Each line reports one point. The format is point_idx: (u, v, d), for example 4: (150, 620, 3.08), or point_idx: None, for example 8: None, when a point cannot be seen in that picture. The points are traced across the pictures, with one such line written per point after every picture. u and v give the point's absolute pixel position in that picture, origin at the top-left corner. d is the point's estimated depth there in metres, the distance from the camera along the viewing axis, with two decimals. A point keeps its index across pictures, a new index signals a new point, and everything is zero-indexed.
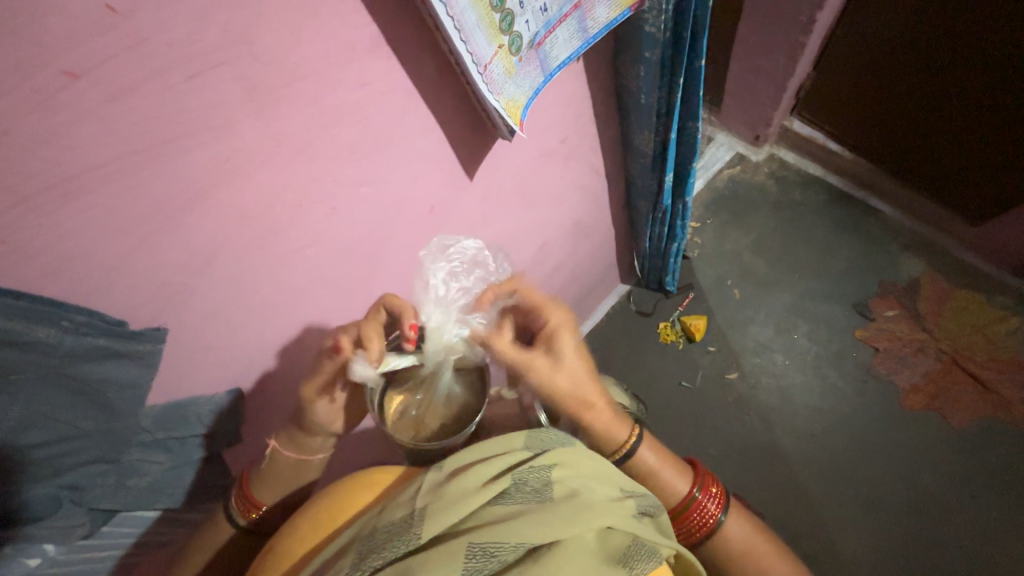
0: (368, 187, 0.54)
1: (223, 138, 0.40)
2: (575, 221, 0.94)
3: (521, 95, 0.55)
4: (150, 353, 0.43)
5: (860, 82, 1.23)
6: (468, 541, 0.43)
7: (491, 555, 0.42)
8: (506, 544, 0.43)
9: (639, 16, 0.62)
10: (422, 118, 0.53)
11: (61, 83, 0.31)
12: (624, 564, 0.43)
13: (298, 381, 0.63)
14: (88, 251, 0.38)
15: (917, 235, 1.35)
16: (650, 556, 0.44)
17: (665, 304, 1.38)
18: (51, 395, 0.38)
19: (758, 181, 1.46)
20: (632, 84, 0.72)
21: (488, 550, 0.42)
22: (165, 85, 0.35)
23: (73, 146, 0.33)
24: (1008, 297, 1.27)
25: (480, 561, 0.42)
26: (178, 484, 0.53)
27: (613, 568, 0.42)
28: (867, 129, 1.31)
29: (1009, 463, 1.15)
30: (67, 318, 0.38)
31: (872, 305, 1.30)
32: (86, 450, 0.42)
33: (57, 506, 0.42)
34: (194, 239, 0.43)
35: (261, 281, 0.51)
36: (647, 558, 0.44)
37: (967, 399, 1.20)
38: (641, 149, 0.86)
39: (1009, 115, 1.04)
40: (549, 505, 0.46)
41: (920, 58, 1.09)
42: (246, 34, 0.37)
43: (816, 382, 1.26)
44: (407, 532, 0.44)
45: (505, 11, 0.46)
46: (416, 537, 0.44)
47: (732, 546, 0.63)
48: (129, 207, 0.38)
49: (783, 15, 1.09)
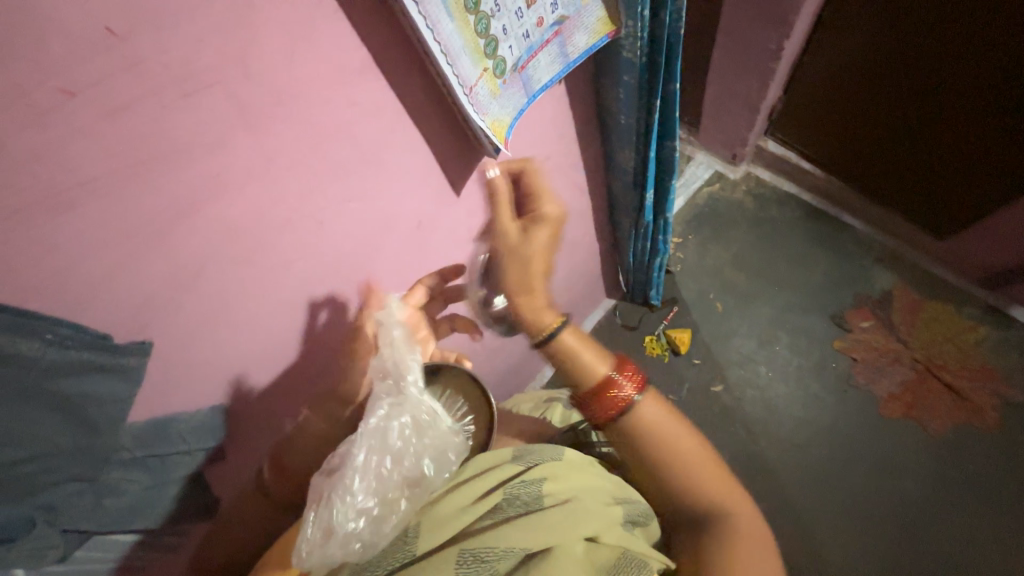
0: (356, 203, 0.55)
1: (214, 154, 0.41)
2: (560, 236, 0.97)
3: (506, 115, 0.57)
4: (134, 367, 0.43)
5: (827, 106, 1.30)
6: (457, 549, 0.47)
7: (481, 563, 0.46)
8: (496, 549, 0.46)
9: (616, 43, 0.65)
10: (410, 136, 0.54)
11: (56, 101, 0.32)
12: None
13: (283, 397, 0.63)
14: (76, 266, 0.38)
15: (887, 249, 1.41)
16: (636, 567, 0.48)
17: (650, 318, 1.40)
18: (28, 409, 0.37)
19: (736, 199, 1.52)
20: (612, 105, 0.76)
21: (478, 555, 0.46)
22: (159, 104, 0.36)
23: (66, 162, 0.34)
24: (976, 307, 1.33)
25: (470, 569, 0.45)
26: (158, 504, 0.51)
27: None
28: (836, 149, 1.37)
29: (985, 469, 1.18)
30: (50, 331, 0.37)
31: (848, 316, 1.35)
32: (62, 467, 0.41)
33: (30, 527, 0.40)
34: (182, 253, 0.43)
35: (249, 296, 0.51)
36: (634, 567, 0.48)
37: (942, 407, 1.23)
38: (622, 167, 0.89)
39: (970, 133, 1.10)
40: (540, 514, 0.49)
41: (883, 83, 1.16)
42: (240, 56, 0.38)
43: (798, 392, 1.29)
44: (404, 546, 0.49)
45: (490, 36, 0.49)
46: (410, 553, 0.48)
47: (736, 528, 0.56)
48: (120, 221, 0.38)
49: (753, 41, 1.16)
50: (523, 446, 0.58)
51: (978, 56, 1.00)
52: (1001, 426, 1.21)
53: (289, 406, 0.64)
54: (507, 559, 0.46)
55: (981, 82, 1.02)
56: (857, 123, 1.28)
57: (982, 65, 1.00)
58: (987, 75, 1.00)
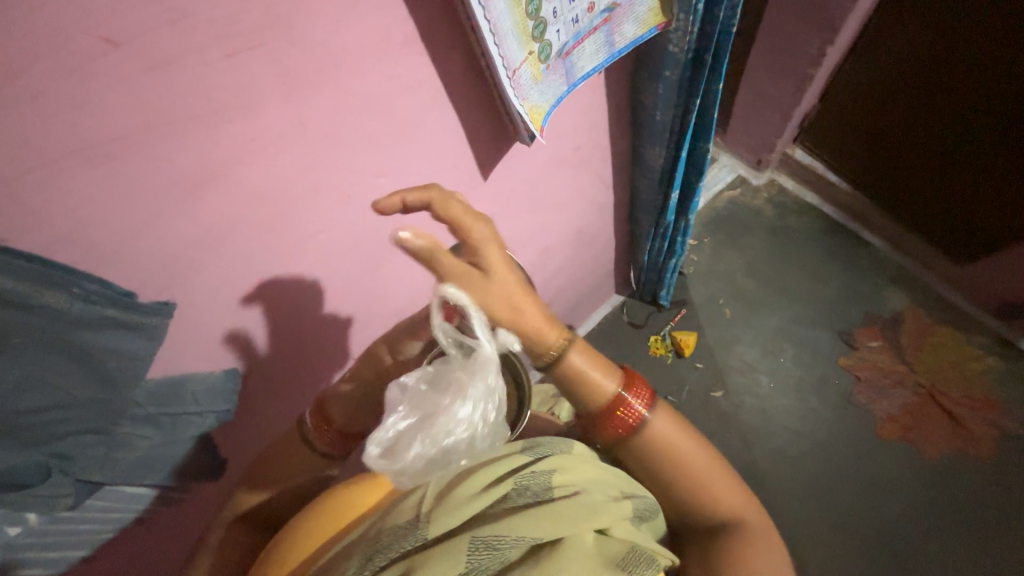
0: (384, 180, 0.54)
1: (250, 119, 0.40)
2: (578, 228, 0.95)
3: (544, 102, 0.55)
4: (155, 326, 0.43)
5: (862, 121, 1.27)
6: (469, 535, 0.44)
7: (494, 549, 0.43)
8: (507, 537, 0.44)
9: (663, 36, 0.63)
10: (444, 115, 0.53)
11: (97, 51, 0.31)
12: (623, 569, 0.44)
13: (292, 366, 0.63)
14: (105, 219, 0.37)
15: (903, 270, 1.39)
16: (646, 562, 0.46)
17: (656, 317, 1.40)
18: (50, 359, 0.37)
19: (756, 205, 1.49)
20: (649, 100, 0.74)
21: (490, 542, 0.43)
22: (200, 62, 0.35)
23: (103, 114, 0.33)
24: (986, 337, 1.31)
25: (483, 556, 0.43)
26: (166, 460, 0.52)
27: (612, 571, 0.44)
28: (866, 164, 1.34)
29: (973, 498, 1.19)
30: (78, 285, 0.37)
31: (856, 334, 1.34)
32: (78, 419, 0.41)
33: (45, 474, 0.41)
34: (209, 216, 0.43)
35: (268, 263, 0.51)
36: (644, 565, 0.45)
37: (939, 433, 1.23)
38: (649, 165, 0.88)
39: (1013, 159, 1.05)
40: (553, 507, 0.47)
41: (926, 99, 1.11)
42: (285, 18, 0.37)
43: (797, 405, 1.29)
44: (412, 532, 0.44)
45: (539, 19, 0.47)
46: (423, 537, 0.44)
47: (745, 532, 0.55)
48: (152, 178, 0.38)
49: (795, 44, 1.12)
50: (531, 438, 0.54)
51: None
52: (995, 457, 1.21)
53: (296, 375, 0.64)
54: (519, 546, 0.44)
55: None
56: (894, 140, 1.24)
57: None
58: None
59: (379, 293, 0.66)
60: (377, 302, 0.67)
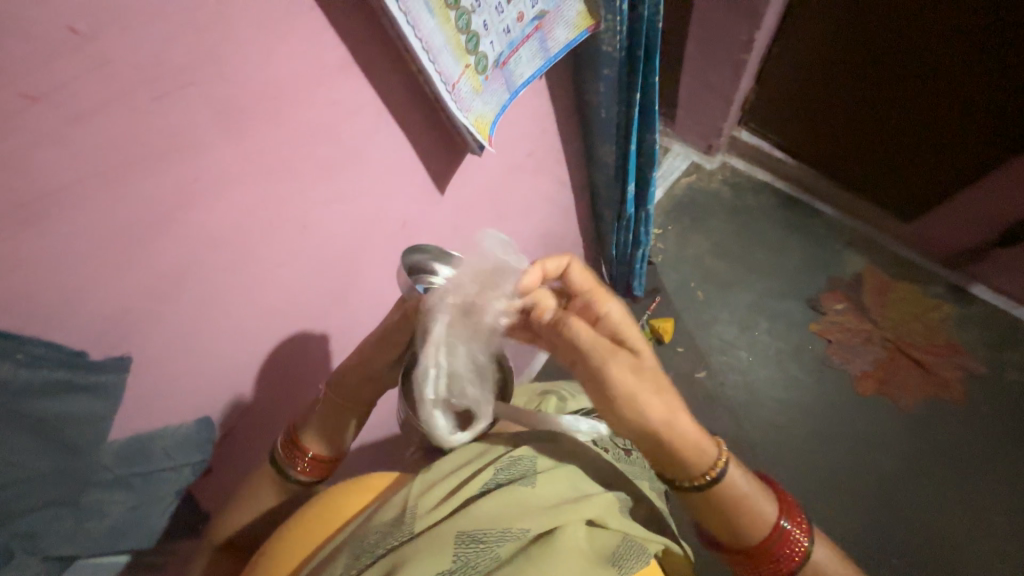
0: (340, 205, 0.54)
1: (191, 159, 0.39)
2: (544, 231, 0.97)
3: (488, 111, 0.56)
4: (113, 384, 0.41)
5: (797, 98, 1.34)
6: (455, 529, 0.44)
7: (481, 543, 0.43)
8: (495, 530, 0.44)
9: (596, 36, 0.65)
10: (392, 135, 0.53)
11: (19, 107, 0.30)
12: (613, 565, 0.44)
13: (268, 406, 0.61)
14: (46, 279, 0.36)
15: (856, 233, 1.46)
16: (635, 555, 0.46)
17: (634, 309, 1.42)
18: (5, 433, 0.35)
19: (713, 188, 1.55)
20: (593, 99, 0.76)
21: (477, 536, 0.43)
22: (131, 108, 0.34)
23: (32, 171, 0.32)
24: (941, 286, 1.39)
25: (470, 551, 0.43)
26: (148, 524, 0.48)
27: (603, 568, 0.44)
28: (809, 138, 1.41)
29: (952, 439, 1.25)
30: (22, 350, 0.35)
31: (823, 300, 1.39)
32: (39, 492, 0.38)
33: (8, 556, 0.38)
34: (162, 262, 0.42)
35: (230, 304, 0.50)
36: (634, 557, 0.46)
37: (912, 383, 1.29)
38: (603, 161, 0.90)
39: (945, 115, 1.12)
40: (534, 492, 0.48)
41: (853, 70, 1.19)
42: (214, 55, 0.37)
43: (778, 375, 1.33)
44: (399, 530, 0.45)
45: (471, 32, 0.48)
46: (408, 532, 0.44)
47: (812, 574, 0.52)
48: (93, 231, 0.37)
49: (725, 33, 1.18)
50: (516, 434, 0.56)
51: (944, 38, 1.02)
52: (965, 397, 1.28)
53: (275, 413, 0.63)
54: (508, 541, 0.44)
55: (957, 61, 1.03)
56: (829, 113, 1.31)
57: (955, 42, 1.01)
58: (964, 52, 1.01)
59: (350, 319, 0.65)
60: (351, 328, 0.66)
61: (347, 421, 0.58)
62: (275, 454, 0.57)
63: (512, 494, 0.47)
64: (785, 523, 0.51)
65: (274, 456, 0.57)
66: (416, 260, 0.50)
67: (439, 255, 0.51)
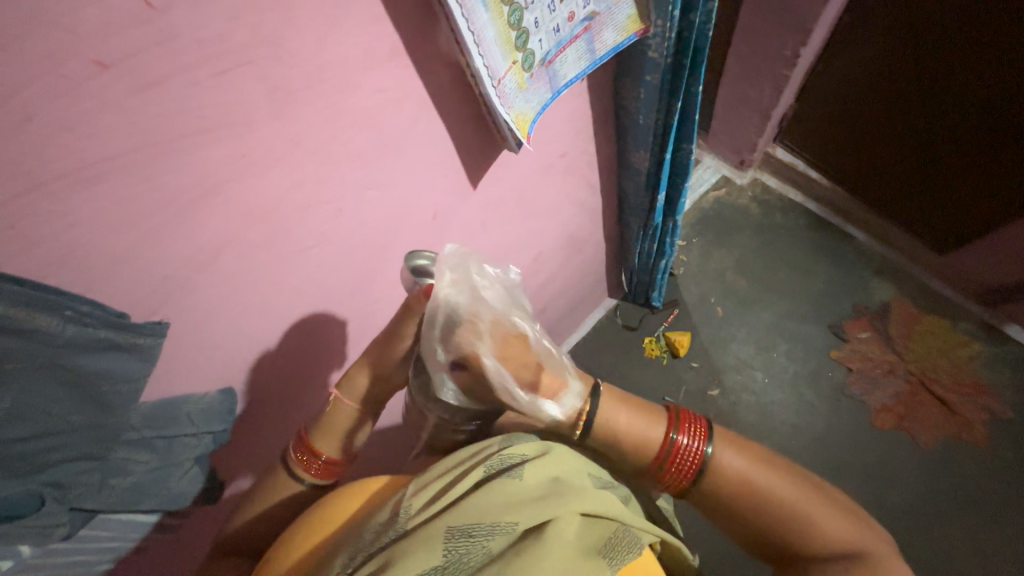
0: (374, 192, 0.54)
1: (240, 136, 0.40)
2: (568, 234, 0.97)
3: (529, 109, 0.56)
4: (151, 346, 0.42)
5: (838, 117, 1.30)
6: (446, 524, 0.44)
7: (471, 538, 0.43)
8: (482, 523, 0.44)
9: (642, 41, 0.64)
10: (433, 127, 0.54)
11: (88, 73, 0.31)
12: (605, 556, 0.43)
13: (283, 383, 0.63)
14: (95, 241, 0.37)
15: (888, 262, 1.42)
16: (629, 545, 0.45)
17: (650, 319, 1.41)
18: (45, 386, 0.36)
19: (741, 205, 1.52)
20: (632, 105, 0.75)
21: (465, 529, 0.43)
22: (190, 81, 0.35)
23: (92, 136, 0.33)
24: (972, 323, 1.34)
25: (459, 545, 0.43)
26: (166, 486, 0.49)
27: (594, 560, 0.42)
28: (844, 160, 1.38)
29: (970, 482, 1.20)
30: (70, 307, 0.36)
31: (846, 327, 1.36)
32: (73, 445, 0.39)
33: (39, 503, 0.39)
34: (202, 234, 0.43)
35: (261, 281, 0.51)
36: (627, 548, 0.45)
37: (933, 420, 1.25)
38: (635, 168, 0.89)
39: (984, 146, 1.09)
40: (519, 487, 0.47)
41: (894, 92, 1.16)
42: (273, 36, 0.37)
43: (792, 400, 1.30)
44: (391, 526, 0.45)
45: (521, 29, 0.48)
46: (400, 529, 0.45)
47: (730, 483, 0.54)
48: (140, 199, 0.38)
49: (771, 46, 1.15)
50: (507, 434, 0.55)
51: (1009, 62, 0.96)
52: (988, 441, 1.23)
53: (289, 391, 0.64)
54: (497, 534, 0.43)
55: (1003, 92, 1.00)
56: (869, 133, 1.27)
57: (1001, 71, 0.98)
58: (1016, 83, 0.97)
59: (371, 303, 0.66)
60: (372, 313, 0.67)
61: (356, 424, 0.61)
62: (288, 455, 0.59)
63: (498, 488, 0.47)
64: (672, 435, 0.55)
65: (286, 458, 0.59)
66: (420, 265, 0.53)
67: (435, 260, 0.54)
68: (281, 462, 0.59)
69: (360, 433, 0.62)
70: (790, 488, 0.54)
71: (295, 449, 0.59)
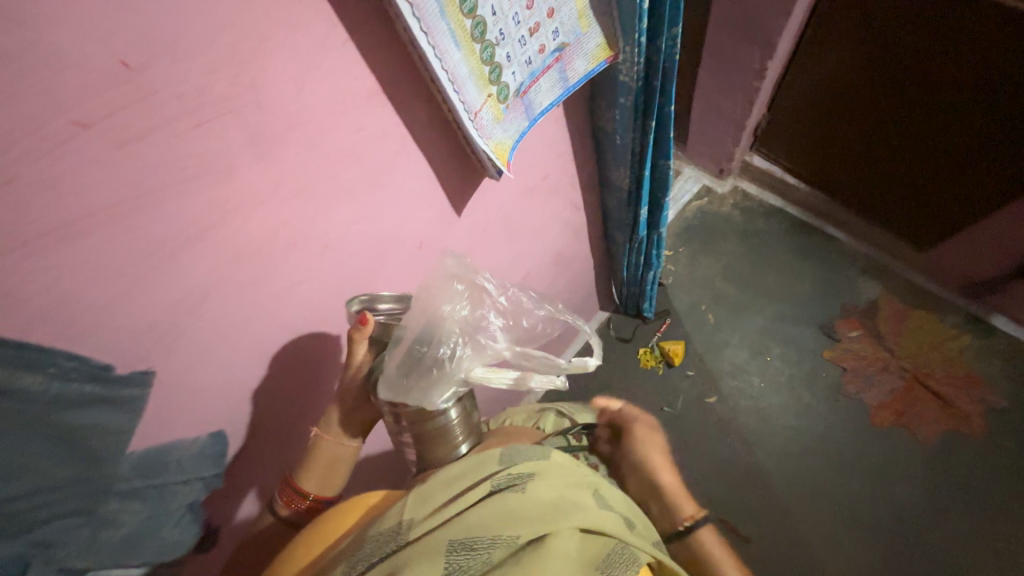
0: (361, 225, 0.55)
1: (223, 181, 0.41)
2: (556, 252, 0.98)
3: (508, 138, 0.58)
4: (137, 397, 0.42)
5: (809, 121, 1.34)
6: (447, 538, 0.43)
7: (473, 551, 0.42)
8: (483, 537, 0.43)
9: (613, 67, 0.66)
10: (414, 160, 0.55)
11: (69, 133, 0.32)
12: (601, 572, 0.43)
13: (276, 419, 0.62)
14: (80, 294, 0.37)
15: (871, 260, 1.45)
16: (627, 565, 0.44)
17: (643, 330, 1.42)
18: (34, 441, 0.35)
19: (724, 212, 1.55)
20: (608, 126, 0.77)
21: (467, 544, 0.43)
22: (172, 133, 0.36)
23: (76, 192, 0.33)
24: (958, 316, 1.37)
25: (462, 558, 0.42)
26: (156, 539, 0.47)
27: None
28: (818, 163, 1.42)
29: (974, 475, 1.21)
30: (55, 364, 0.36)
31: (837, 326, 1.38)
32: (61, 501, 0.38)
33: (26, 567, 0.37)
34: (188, 279, 0.43)
35: (250, 320, 0.51)
36: (624, 567, 0.44)
37: (930, 414, 1.26)
38: (616, 185, 0.91)
39: (950, 147, 1.12)
40: (525, 501, 0.46)
41: (863, 98, 1.19)
42: (253, 85, 0.38)
43: (791, 402, 1.31)
44: (395, 537, 0.45)
45: (494, 64, 0.50)
46: (403, 539, 0.45)
47: None
48: (126, 249, 0.38)
49: (739, 61, 1.20)
50: (512, 446, 0.54)
51: (958, 65, 1.00)
52: (987, 432, 1.24)
53: (283, 426, 0.64)
54: (497, 547, 0.43)
55: (964, 93, 1.03)
56: (838, 135, 1.31)
57: (958, 75, 1.01)
58: (969, 84, 1.01)
59: None
60: None
61: (342, 458, 0.60)
62: (278, 494, 0.58)
63: (501, 502, 0.46)
64: None
65: (276, 494, 0.59)
66: (361, 305, 0.56)
67: (370, 299, 0.57)
68: (271, 503, 0.59)
69: (350, 465, 0.62)
70: None
71: (285, 489, 0.58)
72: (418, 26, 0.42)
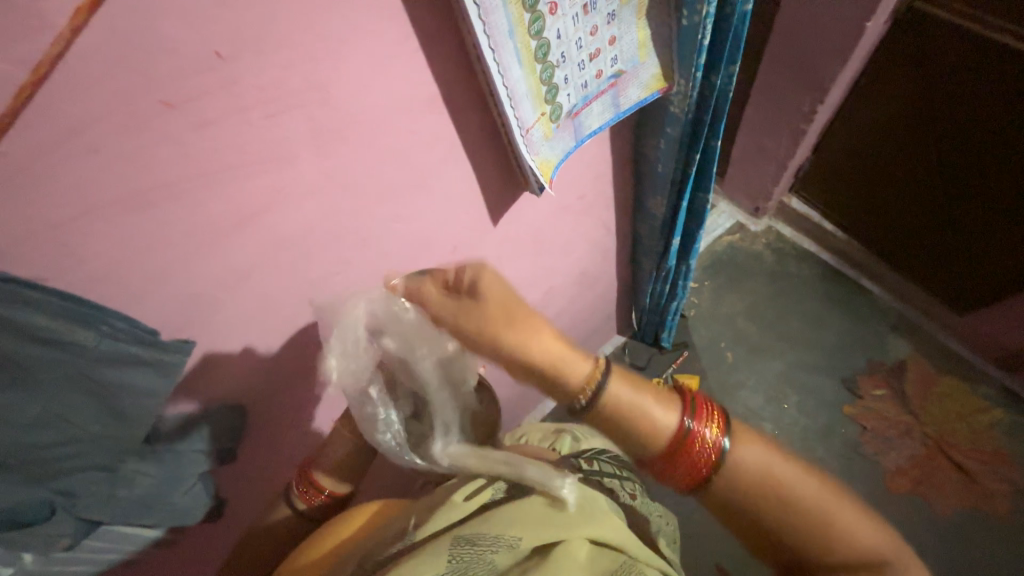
0: (400, 225, 0.56)
1: (281, 169, 0.42)
2: (582, 271, 0.98)
3: (553, 156, 0.59)
4: (175, 364, 0.43)
5: (846, 166, 1.32)
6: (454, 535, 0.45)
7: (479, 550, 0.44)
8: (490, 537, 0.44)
9: (665, 97, 0.66)
10: (459, 168, 0.56)
11: (154, 111, 0.34)
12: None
13: (292, 401, 0.64)
14: (137, 260, 0.39)
15: (903, 318, 1.41)
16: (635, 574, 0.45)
17: (659, 359, 1.40)
18: (69, 395, 0.36)
19: (754, 251, 1.53)
20: (652, 153, 0.78)
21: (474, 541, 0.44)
22: (245, 120, 0.38)
23: (151, 165, 0.36)
24: (991, 388, 1.30)
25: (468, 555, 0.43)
26: (166, 503, 0.48)
27: None
28: (853, 210, 1.39)
29: (993, 559, 1.14)
30: (105, 323, 0.38)
31: (860, 382, 1.33)
32: (86, 453, 0.39)
33: (47, 512, 0.38)
34: (235, 257, 0.45)
35: (284, 303, 0.53)
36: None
37: (951, 488, 1.20)
38: (651, 212, 0.91)
39: (991, 211, 1.09)
40: (527, 506, 0.48)
41: (905, 153, 1.17)
42: (323, 83, 0.40)
43: (803, 454, 1.26)
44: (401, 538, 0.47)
45: (551, 84, 0.51)
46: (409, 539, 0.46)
47: (747, 474, 0.50)
48: (186, 222, 0.40)
49: (788, 103, 1.19)
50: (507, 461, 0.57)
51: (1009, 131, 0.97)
52: (1012, 516, 1.17)
53: (299, 409, 0.65)
54: (503, 549, 0.44)
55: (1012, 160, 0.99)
56: (875, 183, 1.29)
57: (1008, 141, 0.98)
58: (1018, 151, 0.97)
59: None
60: None
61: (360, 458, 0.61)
62: (292, 485, 0.59)
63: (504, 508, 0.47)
64: (688, 422, 0.51)
65: (290, 486, 0.59)
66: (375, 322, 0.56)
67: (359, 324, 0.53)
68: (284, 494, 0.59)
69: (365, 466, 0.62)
70: (807, 481, 0.50)
71: (301, 481, 0.58)
72: (485, 42, 0.43)
